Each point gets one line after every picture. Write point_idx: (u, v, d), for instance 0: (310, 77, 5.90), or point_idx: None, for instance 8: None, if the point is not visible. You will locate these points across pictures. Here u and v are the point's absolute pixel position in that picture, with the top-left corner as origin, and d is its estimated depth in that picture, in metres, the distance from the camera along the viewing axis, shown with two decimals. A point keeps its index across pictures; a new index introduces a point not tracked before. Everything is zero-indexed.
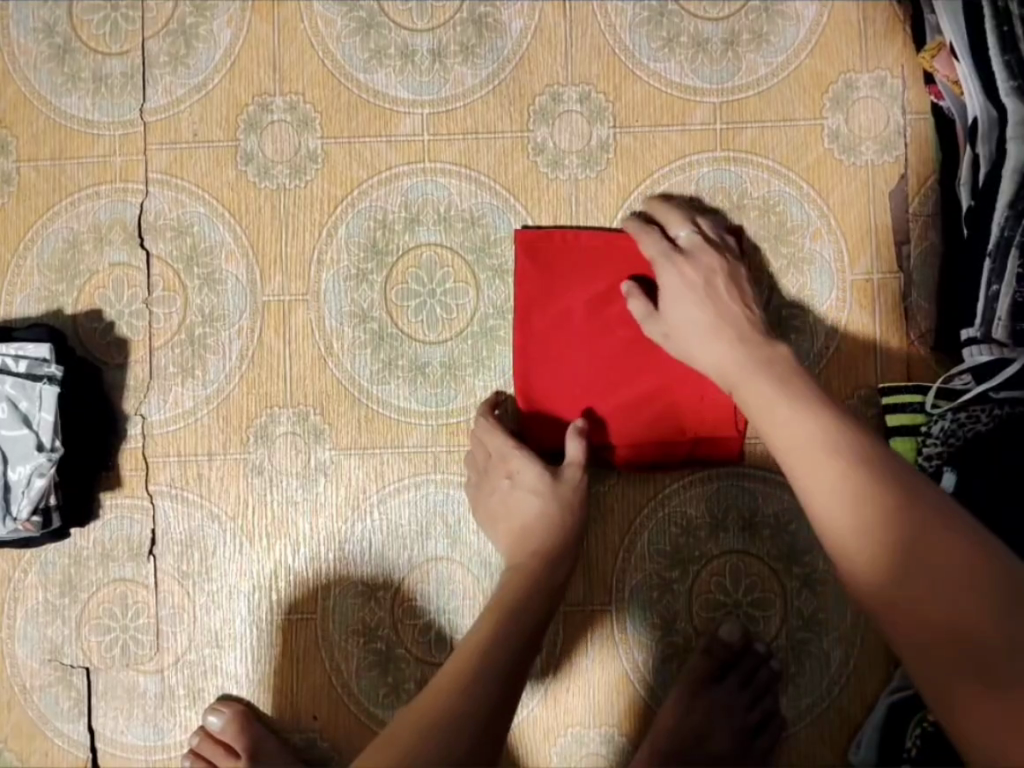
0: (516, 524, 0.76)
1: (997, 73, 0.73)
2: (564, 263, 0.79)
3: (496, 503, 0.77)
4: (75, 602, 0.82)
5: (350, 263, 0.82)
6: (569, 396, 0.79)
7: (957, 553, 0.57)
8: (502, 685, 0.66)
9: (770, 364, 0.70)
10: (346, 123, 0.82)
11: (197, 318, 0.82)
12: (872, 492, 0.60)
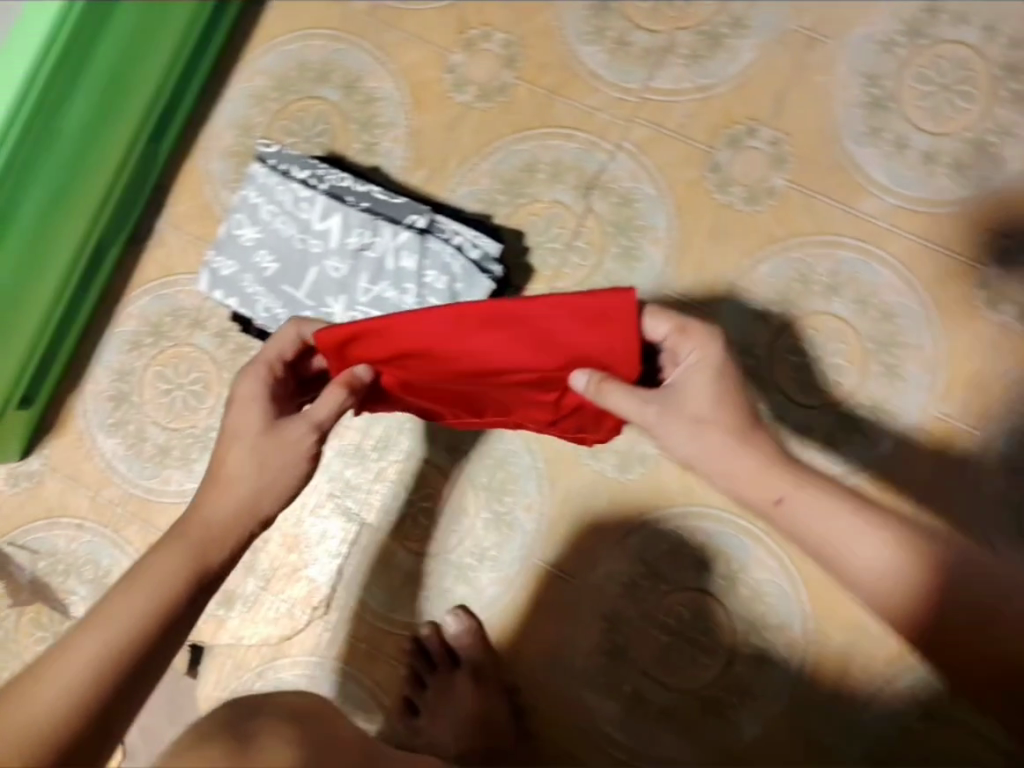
0: (226, 472, 0.65)
1: None
2: (567, 327, 0.61)
3: (237, 437, 0.66)
4: (382, 459, 0.89)
5: (758, 298, 0.85)
6: (396, 370, 0.66)
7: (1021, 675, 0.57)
8: (160, 626, 0.58)
9: (855, 518, 0.60)
10: (816, 179, 0.85)
11: (602, 281, 0.87)
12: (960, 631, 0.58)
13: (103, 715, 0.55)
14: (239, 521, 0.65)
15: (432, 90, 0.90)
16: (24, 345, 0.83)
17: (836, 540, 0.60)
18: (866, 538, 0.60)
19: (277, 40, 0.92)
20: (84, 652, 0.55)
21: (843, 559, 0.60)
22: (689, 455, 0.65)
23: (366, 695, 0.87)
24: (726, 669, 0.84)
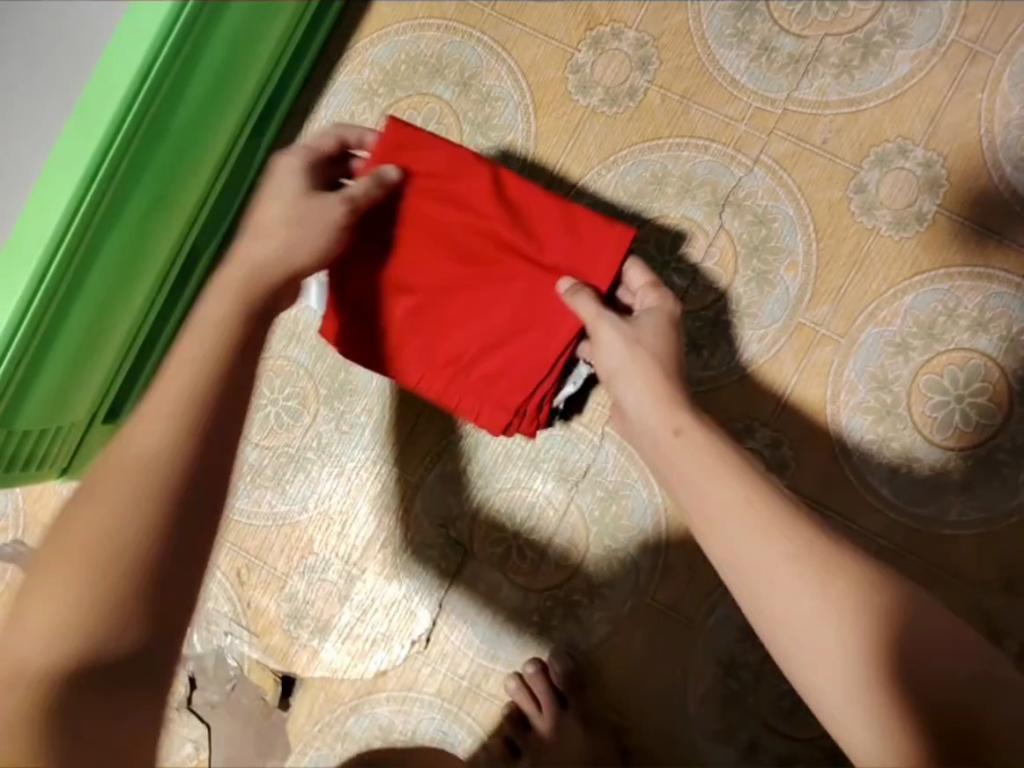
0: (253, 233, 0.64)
1: None
2: (558, 241, 0.67)
3: (271, 185, 0.67)
4: (488, 487, 0.82)
5: (900, 330, 0.79)
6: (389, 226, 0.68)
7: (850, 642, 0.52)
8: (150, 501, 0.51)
9: (791, 561, 0.54)
10: (970, 206, 0.78)
11: (730, 306, 0.81)
12: (879, 693, 0.51)
13: (132, 589, 0.49)
14: (190, 437, 0.54)
15: (555, 91, 0.84)
16: (125, 335, 0.79)
17: (763, 583, 0.54)
18: (794, 584, 0.54)
19: (389, 29, 0.86)
20: (52, 606, 0.48)
21: (765, 592, 0.55)
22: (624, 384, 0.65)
23: (465, 733, 0.81)
24: None
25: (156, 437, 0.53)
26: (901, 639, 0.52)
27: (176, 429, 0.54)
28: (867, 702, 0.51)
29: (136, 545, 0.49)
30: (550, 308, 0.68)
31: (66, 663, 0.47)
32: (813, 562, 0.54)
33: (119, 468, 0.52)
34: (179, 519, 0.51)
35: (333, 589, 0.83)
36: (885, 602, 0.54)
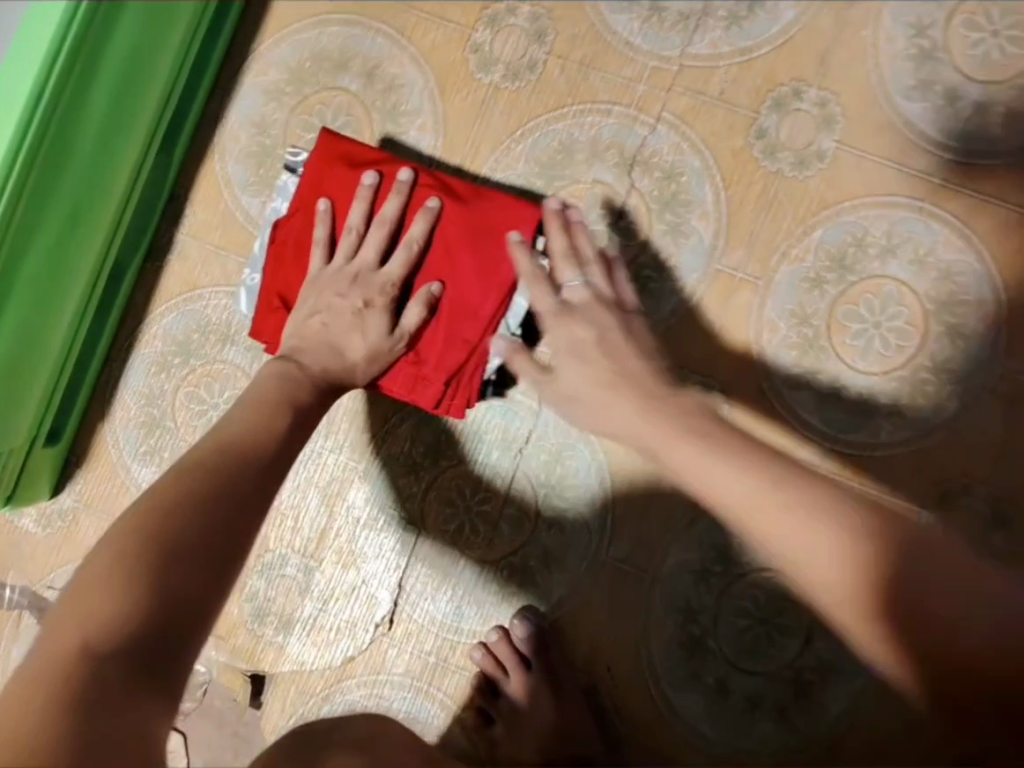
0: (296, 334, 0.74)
1: None
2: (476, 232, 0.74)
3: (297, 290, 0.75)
4: (435, 465, 0.83)
5: (813, 266, 0.81)
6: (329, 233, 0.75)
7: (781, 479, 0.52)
8: (219, 479, 0.58)
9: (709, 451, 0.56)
10: (867, 139, 0.81)
11: (647, 261, 0.83)
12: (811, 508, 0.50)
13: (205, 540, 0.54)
14: (246, 448, 0.62)
15: (458, 72, 0.86)
16: (59, 350, 0.81)
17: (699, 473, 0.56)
18: (746, 481, 0.53)
19: (291, 28, 0.87)
20: (129, 559, 0.50)
21: (731, 499, 0.53)
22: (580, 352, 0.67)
23: (437, 708, 0.82)
24: (808, 651, 0.77)
25: (212, 449, 0.61)
26: (901, 547, 0.48)
27: (229, 445, 0.62)
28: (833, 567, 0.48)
29: (169, 543, 0.52)
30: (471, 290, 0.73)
31: (97, 644, 0.46)
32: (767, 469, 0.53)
33: (181, 466, 0.59)
34: (219, 521, 0.56)
35: (293, 584, 0.84)
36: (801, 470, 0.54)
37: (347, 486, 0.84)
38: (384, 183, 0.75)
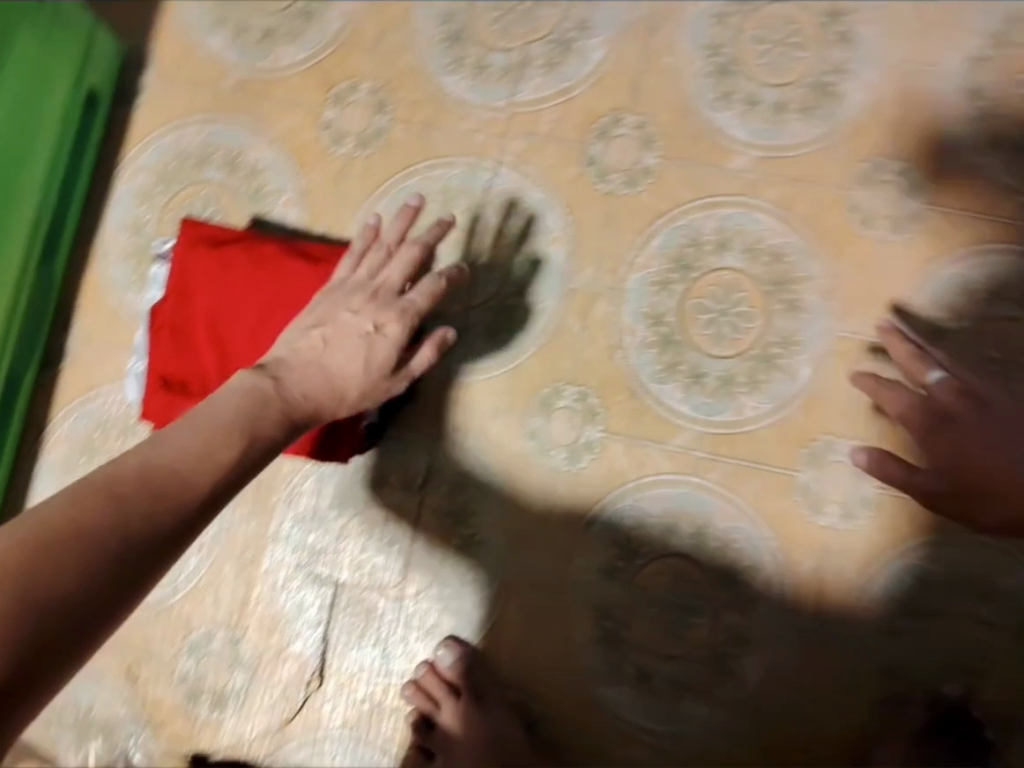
0: (327, 365, 0.73)
1: None
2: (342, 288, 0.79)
3: (344, 324, 0.74)
4: (342, 515, 0.86)
5: (657, 270, 0.89)
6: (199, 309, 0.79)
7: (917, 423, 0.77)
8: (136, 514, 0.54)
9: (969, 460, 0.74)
10: (687, 150, 0.90)
11: (510, 291, 0.89)
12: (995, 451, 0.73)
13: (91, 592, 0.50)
14: (173, 485, 0.58)
15: (311, 149, 0.93)
16: None
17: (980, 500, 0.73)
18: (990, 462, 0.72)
19: (152, 136, 0.95)
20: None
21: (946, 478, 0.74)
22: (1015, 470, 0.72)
23: (379, 755, 0.82)
24: (719, 624, 0.83)
25: (134, 478, 0.57)
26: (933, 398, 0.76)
27: (154, 479, 0.57)
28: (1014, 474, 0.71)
29: (48, 596, 0.47)
30: None
31: None
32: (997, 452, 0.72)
33: (90, 486, 0.55)
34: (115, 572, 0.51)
35: (221, 658, 0.85)
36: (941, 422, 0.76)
37: (261, 552, 0.86)
38: (256, 247, 0.81)
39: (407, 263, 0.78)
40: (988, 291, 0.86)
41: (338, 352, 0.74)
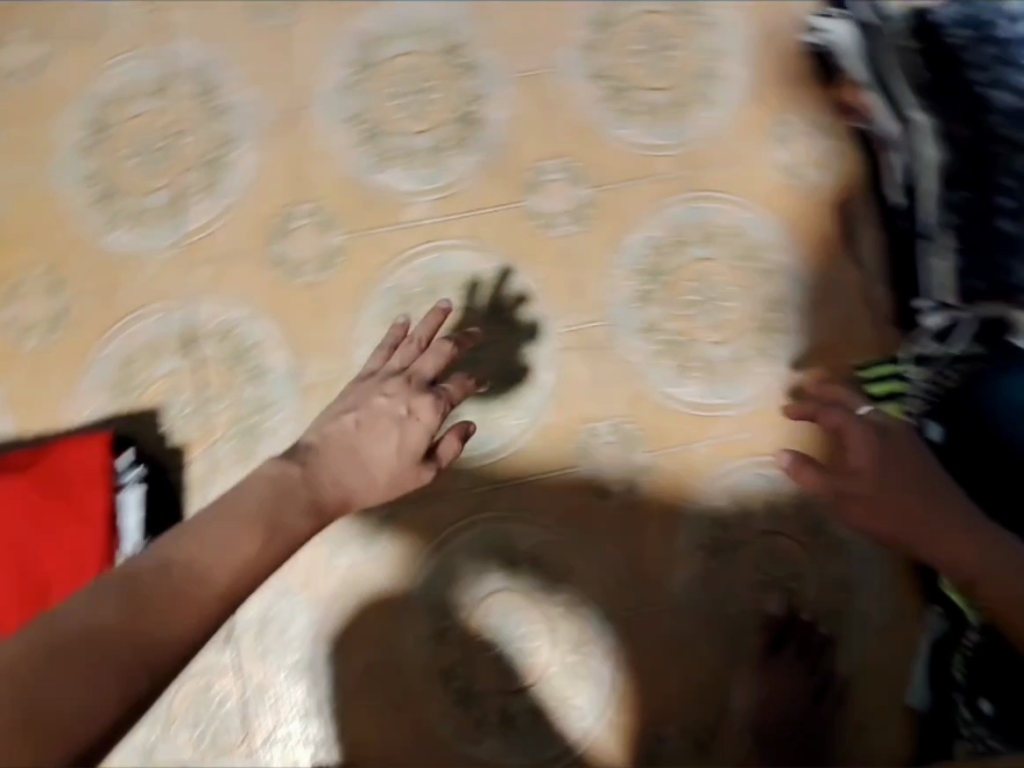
0: (360, 453, 0.76)
1: (921, 128, 0.89)
2: (57, 479, 0.85)
3: (385, 410, 0.77)
4: (165, 702, 0.89)
5: (377, 338, 0.94)
6: None
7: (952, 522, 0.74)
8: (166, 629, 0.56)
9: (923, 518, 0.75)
10: (363, 218, 0.94)
11: (246, 411, 0.94)
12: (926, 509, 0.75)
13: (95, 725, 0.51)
14: (193, 589, 0.59)
15: (6, 351, 0.92)
16: None
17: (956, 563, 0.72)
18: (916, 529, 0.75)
19: None
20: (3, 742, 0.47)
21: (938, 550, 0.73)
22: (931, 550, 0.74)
23: None
24: (555, 637, 0.91)
25: (152, 577, 0.59)
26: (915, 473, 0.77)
27: (179, 579, 0.59)
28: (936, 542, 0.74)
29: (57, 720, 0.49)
30: (75, 526, 0.84)
31: None
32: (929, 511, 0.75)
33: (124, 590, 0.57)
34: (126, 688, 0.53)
35: None
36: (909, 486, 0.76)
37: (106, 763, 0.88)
38: None
39: (439, 358, 0.80)
40: (671, 245, 0.95)
41: (372, 436, 0.77)
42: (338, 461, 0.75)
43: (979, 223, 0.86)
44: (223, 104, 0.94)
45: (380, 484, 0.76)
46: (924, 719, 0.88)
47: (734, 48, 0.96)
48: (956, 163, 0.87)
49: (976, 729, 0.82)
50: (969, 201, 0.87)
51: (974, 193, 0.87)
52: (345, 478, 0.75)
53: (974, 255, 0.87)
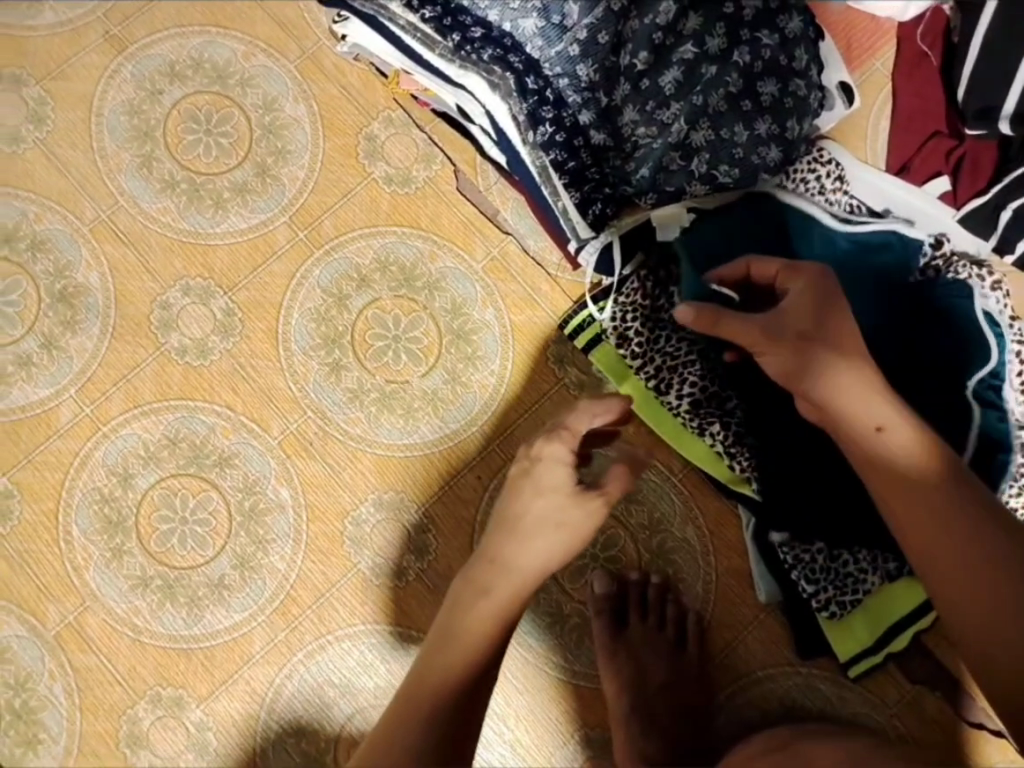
0: (548, 491, 0.76)
1: (478, 87, 0.81)
2: None
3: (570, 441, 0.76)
4: None
5: (101, 550, 0.85)
6: None
7: (956, 480, 0.67)
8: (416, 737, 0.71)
9: (916, 457, 0.66)
10: (18, 447, 0.86)
11: (10, 694, 0.83)
12: (907, 437, 0.67)
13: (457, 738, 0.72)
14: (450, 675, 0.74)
15: None
16: None
17: (908, 486, 0.66)
18: (899, 454, 0.67)
19: None
20: None
21: (895, 465, 0.67)
22: (903, 494, 0.67)
23: None
24: None
25: (402, 701, 0.75)
26: (949, 474, 0.66)
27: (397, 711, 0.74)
28: (914, 500, 0.66)
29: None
30: None
31: None
32: (919, 448, 0.67)
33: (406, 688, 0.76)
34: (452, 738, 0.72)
35: None
36: (899, 417, 0.67)
37: None
38: None
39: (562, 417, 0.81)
40: (332, 306, 0.89)
41: (530, 503, 0.76)
42: (508, 542, 0.76)
43: (573, 155, 0.82)
44: None
45: (547, 536, 0.75)
46: (787, 605, 0.85)
47: (283, 92, 0.92)
48: (527, 107, 0.80)
49: (824, 597, 0.82)
50: (560, 136, 0.81)
51: (559, 125, 0.81)
52: (500, 558, 0.76)
53: (583, 182, 0.83)
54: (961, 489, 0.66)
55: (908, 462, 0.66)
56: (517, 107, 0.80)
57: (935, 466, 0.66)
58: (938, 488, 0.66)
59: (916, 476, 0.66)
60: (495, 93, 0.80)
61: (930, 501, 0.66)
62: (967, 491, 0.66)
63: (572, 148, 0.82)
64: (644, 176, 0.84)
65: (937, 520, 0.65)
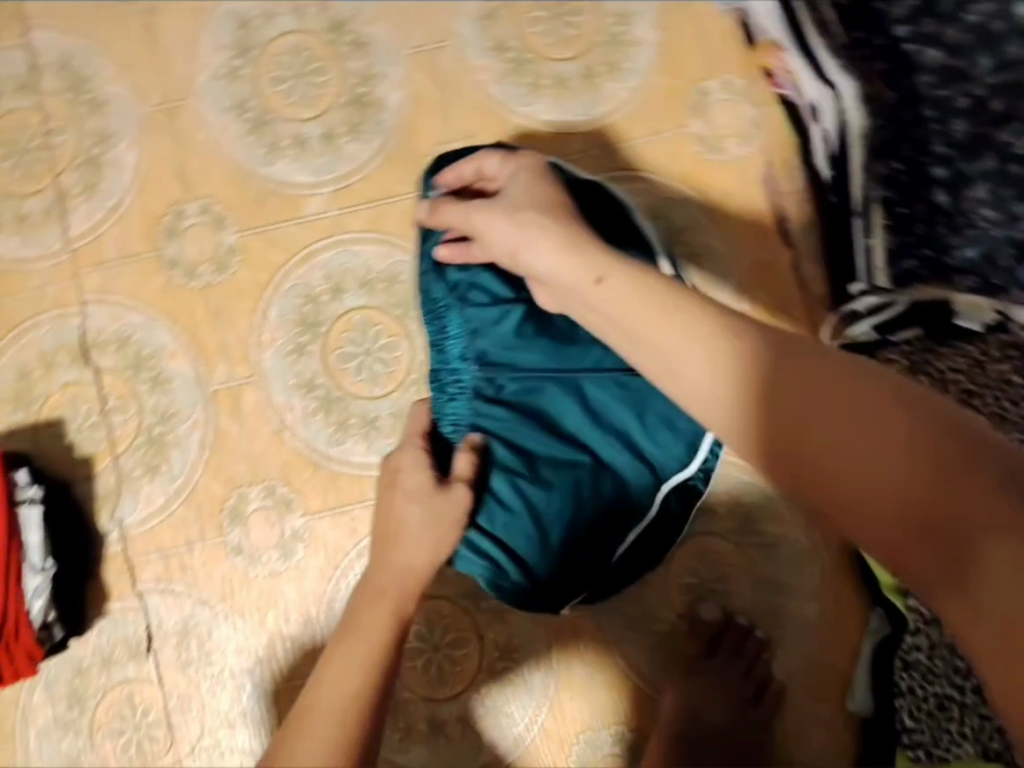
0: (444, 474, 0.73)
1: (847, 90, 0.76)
2: None
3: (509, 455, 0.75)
4: (85, 712, 0.85)
5: (286, 340, 0.88)
6: None
7: (942, 445, 0.43)
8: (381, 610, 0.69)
9: (860, 409, 0.46)
10: (260, 214, 0.89)
11: (152, 420, 0.88)
12: (843, 381, 0.47)
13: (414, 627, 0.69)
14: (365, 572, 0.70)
15: None
16: None
17: (834, 439, 0.46)
18: (836, 405, 0.47)
19: None
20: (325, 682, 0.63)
21: (821, 418, 0.47)
22: (832, 451, 0.46)
23: None
24: (484, 645, 0.87)
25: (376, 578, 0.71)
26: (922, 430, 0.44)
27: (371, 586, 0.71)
28: (854, 461, 0.45)
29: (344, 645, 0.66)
30: None
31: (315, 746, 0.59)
32: (869, 400, 0.46)
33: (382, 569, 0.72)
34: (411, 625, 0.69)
35: None
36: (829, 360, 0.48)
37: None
38: None
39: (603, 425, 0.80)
40: None
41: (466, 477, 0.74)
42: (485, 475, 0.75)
43: (909, 201, 0.78)
44: (98, 101, 0.90)
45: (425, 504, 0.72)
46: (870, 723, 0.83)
47: (643, 10, 0.89)
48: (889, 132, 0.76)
49: (917, 735, 0.75)
50: (903, 178, 0.78)
51: (906, 166, 0.78)
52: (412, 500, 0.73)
53: (905, 232, 0.79)
54: (945, 457, 0.43)
55: (856, 415, 0.46)
56: (878, 128, 0.79)
57: (909, 428, 0.44)
58: (914, 450, 0.44)
59: (866, 435, 0.45)
60: (865, 109, 0.79)
61: (874, 468, 0.45)
62: (947, 462, 0.43)
63: (909, 195, 0.78)
64: (967, 257, 0.77)
65: (883, 496, 0.44)
